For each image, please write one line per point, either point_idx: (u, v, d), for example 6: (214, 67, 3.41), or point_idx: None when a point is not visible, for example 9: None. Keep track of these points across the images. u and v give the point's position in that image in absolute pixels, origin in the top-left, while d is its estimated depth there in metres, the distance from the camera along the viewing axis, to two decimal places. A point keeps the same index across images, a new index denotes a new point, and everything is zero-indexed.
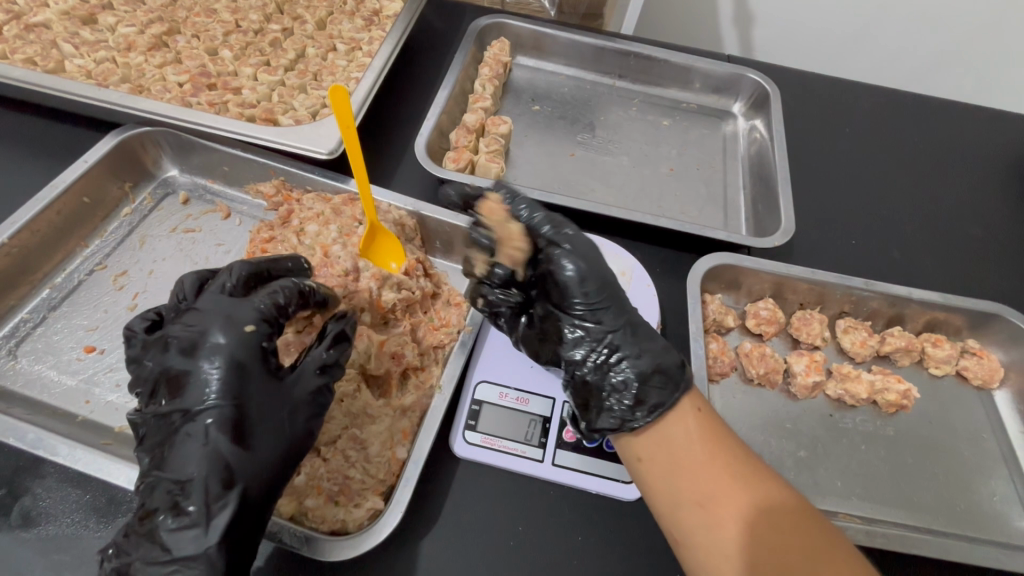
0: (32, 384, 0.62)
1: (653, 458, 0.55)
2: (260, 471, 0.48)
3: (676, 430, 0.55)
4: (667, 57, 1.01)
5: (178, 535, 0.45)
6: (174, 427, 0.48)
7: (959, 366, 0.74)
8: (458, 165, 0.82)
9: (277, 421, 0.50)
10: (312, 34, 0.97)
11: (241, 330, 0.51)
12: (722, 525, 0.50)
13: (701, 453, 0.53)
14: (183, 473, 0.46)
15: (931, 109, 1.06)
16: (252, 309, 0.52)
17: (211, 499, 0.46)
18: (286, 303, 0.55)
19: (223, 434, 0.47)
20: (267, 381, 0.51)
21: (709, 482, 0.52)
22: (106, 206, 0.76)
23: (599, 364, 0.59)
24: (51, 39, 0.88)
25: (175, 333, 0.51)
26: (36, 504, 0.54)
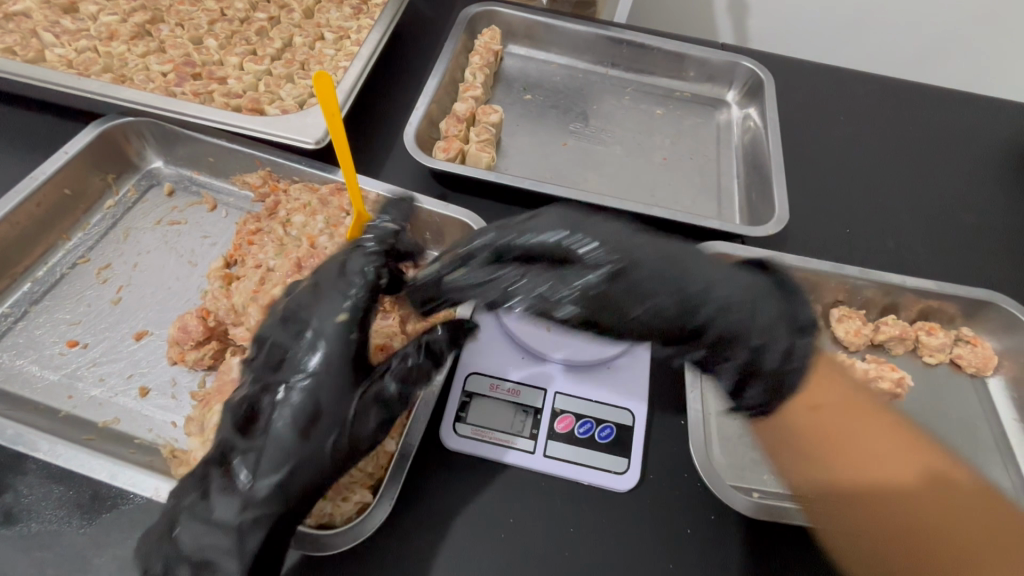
0: (14, 379, 0.61)
1: (809, 421, 0.60)
2: (306, 464, 0.48)
3: (839, 397, 0.61)
4: (660, 45, 0.99)
5: (226, 501, 0.48)
6: (257, 398, 0.52)
7: (953, 354, 0.74)
8: (448, 154, 0.81)
9: (337, 418, 0.50)
10: (299, 22, 0.95)
11: (332, 318, 0.54)
12: (879, 495, 0.56)
13: (866, 426, 0.59)
14: (254, 442, 0.50)
15: (926, 96, 1.05)
16: (351, 299, 0.56)
17: (261, 476, 0.48)
18: (378, 280, 0.58)
19: (294, 421, 0.50)
20: (339, 373, 0.52)
21: (874, 453, 0.57)
22: (89, 197, 0.75)
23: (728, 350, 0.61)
24: (31, 29, 0.86)
25: (296, 312, 0.56)
26: (18, 501, 0.53)
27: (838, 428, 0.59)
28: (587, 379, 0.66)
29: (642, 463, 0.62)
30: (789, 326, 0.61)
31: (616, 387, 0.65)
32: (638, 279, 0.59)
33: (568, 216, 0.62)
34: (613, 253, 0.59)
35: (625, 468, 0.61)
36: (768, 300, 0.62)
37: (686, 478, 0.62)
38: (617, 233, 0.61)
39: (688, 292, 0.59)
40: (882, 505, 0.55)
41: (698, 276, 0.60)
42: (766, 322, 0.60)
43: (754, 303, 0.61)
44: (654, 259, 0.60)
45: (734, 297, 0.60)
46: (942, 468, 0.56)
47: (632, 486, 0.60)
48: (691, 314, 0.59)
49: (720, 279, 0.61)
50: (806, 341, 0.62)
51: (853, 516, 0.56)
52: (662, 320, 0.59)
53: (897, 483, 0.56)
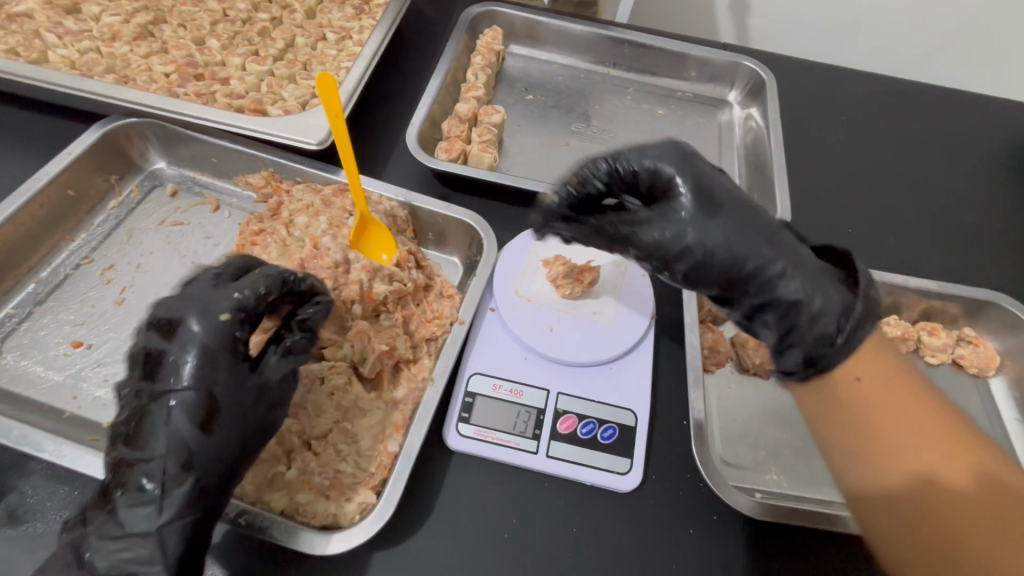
0: (18, 379, 0.61)
1: (869, 393, 0.51)
2: (218, 456, 0.48)
3: (885, 368, 0.52)
4: (662, 45, 0.99)
5: (128, 513, 0.46)
6: (143, 407, 0.49)
7: (956, 354, 0.74)
8: (450, 155, 0.81)
9: (237, 410, 0.50)
10: (301, 23, 0.95)
11: (213, 319, 0.50)
12: (935, 489, 0.48)
13: (909, 410, 0.51)
14: (144, 452, 0.48)
15: (929, 96, 1.05)
16: (229, 300, 0.51)
17: (166, 482, 0.47)
18: (266, 293, 0.53)
19: (185, 424, 0.48)
20: (229, 371, 0.50)
21: (922, 435, 0.50)
22: (91, 199, 0.75)
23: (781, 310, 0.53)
24: (34, 30, 0.86)
25: (161, 315, 0.52)
26: (23, 501, 0.54)
27: (886, 405, 0.51)
28: (589, 379, 0.66)
29: (645, 463, 0.62)
30: (834, 295, 0.52)
31: (620, 388, 0.65)
32: (715, 224, 0.54)
33: (668, 151, 0.55)
34: (686, 191, 0.54)
35: (628, 469, 0.61)
36: (825, 281, 0.53)
37: (688, 478, 0.62)
38: (718, 185, 0.55)
39: (744, 253, 0.53)
40: (916, 496, 0.48)
41: (766, 236, 0.54)
42: (831, 304, 0.52)
43: (818, 278, 0.53)
44: (729, 207, 0.54)
45: (817, 277, 0.53)
46: (956, 462, 0.49)
47: (636, 486, 0.60)
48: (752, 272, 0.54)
49: (792, 257, 0.53)
50: (865, 309, 0.51)
51: (899, 509, 0.49)
52: (713, 269, 0.54)
53: (946, 477, 0.48)
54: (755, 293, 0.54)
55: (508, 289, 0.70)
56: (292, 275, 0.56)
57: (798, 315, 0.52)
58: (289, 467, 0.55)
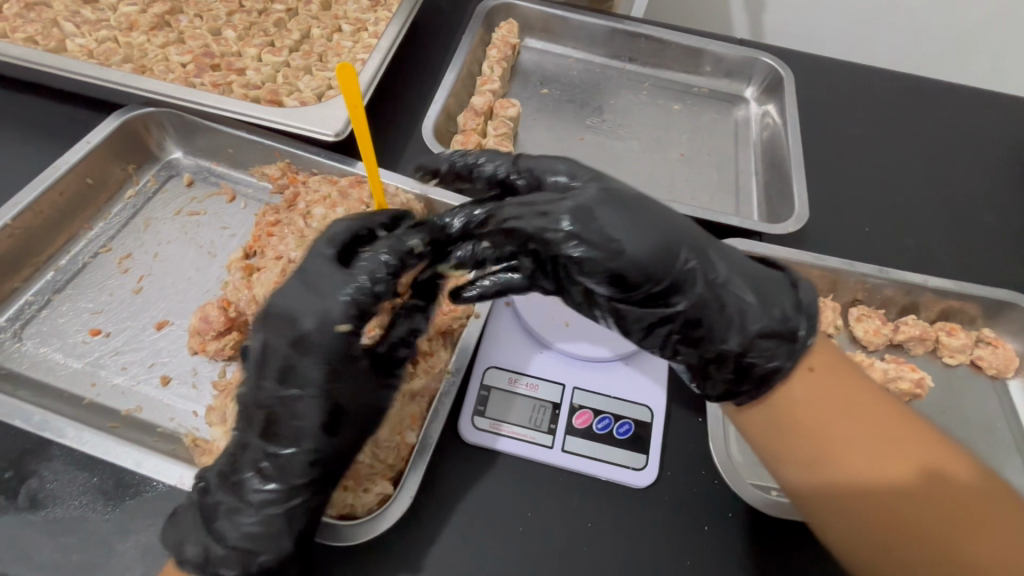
0: (38, 366, 0.62)
1: (807, 394, 0.50)
2: (341, 455, 0.50)
3: (834, 371, 0.51)
4: (678, 40, 0.98)
5: (256, 509, 0.48)
6: (270, 403, 0.49)
7: (974, 355, 0.73)
8: (466, 148, 0.80)
9: (367, 412, 0.51)
10: (316, 14, 0.95)
11: (334, 330, 0.48)
12: (879, 495, 0.47)
13: (843, 412, 0.49)
14: (277, 444, 0.49)
15: (947, 94, 1.04)
16: (342, 306, 0.48)
17: (292, 483, 0.48)
18: (385, 291, 0.50)
19: (319, 431, 0.48)
20: (356, 379, 0.50)
21: (866, 435, 0.48)
22: (109, 188, 0.75)
23: (720, 305, 0.50)
24: (52, 18, 0.86)
25: (280, 313, 0.49)
26: (44, 487, 0.54)
27: (819, 410, 0.50)
28: (604, 375, 0.65)
29: (661, 459, 0.62)
30: (774, 295, 0.51)
31: (636, 383, 0.65)
32: (627, 209, 0.49)
33: (572, 165, 0.54)
34: (608, 189, 0.50)
35: (643, 465, 0.61)
36: (751, 270, 0.52)
37: (703, 475, 0.62)
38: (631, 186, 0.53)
39: (693, 260, 0.49)
40: (855, 503, 0.47)
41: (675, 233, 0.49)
42: (773, 307, 0.51)
43: (745, 274, 0.51)
44: (653, 203, 0.51)
45: (756, 280, 0.51)
46: (895, 458, 0.47)
47: (651, 481, 0.60)
48: (694, 281, 0.49)
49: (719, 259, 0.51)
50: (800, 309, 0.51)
51: (854, 518, 0.47)
52: (645, 277, 0.48)
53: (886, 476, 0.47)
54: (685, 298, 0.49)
55: None
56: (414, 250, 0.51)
57: (741, 322, 0.50)
58: None
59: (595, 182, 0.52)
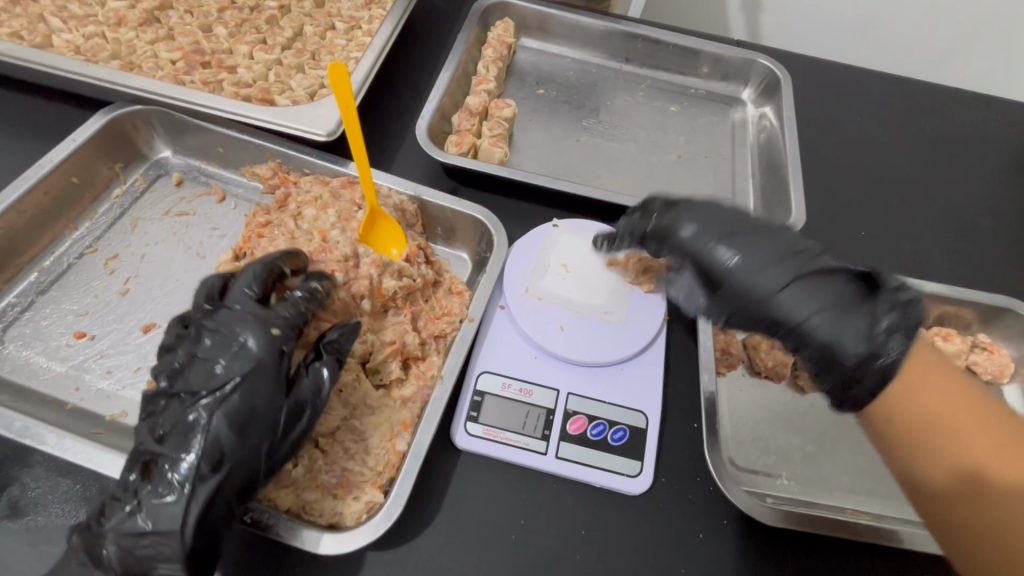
0: (20, 370, 0.60)
1: (914, 403, 0.48)
2: (246, 463, 0.47)
3: (934, 376, 0.48)
4: (675, 41, 0.98)
5: (159, 511, 0.45)
6: (183, 408, 0.48)
7: (970, 361, 0.72)
8: (460, 149, 0.79)
9: (274, 421, 0.49)
10: (309, 11, 0.94)
11: (268, 334, 0.51)
12: (994, 506, 0.44)
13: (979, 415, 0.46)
14: (179, 451, 0.46)
15: (944, 98, 1.03)
16: (281, 316, 0.53)
17: (197, 484, 0.45)
18: (304, 314, 0.55)
19: (226, 428, 0.47)
20: (273, 379, 0.50)
21: (987, 440, 0.45)
22: (96, 187, 0.74)
23: (807, 338, 0.52)
24: (38, 14, 0.84)
25: (208, 325, 0.52)
26: (25, 494, 0.53)
27: (953, 413, 0.46)
28: (599, 380, 0.65)
29: (655, 466, 0.61)
30: (867, 330, 0.49)
31: (631, 389, 0.65)
32: (732, 250, 0.56)
33: (696, 211, 0.59)
34: (710, 242, 0.57)
35: (638, 471, 0.60)
36: (843, 303, 0.51)
37: (699, 482, 0.61)
38: (747, 228, 0.57)
39: (781, 301, 0.52)
40: (980, 509, 0.45)
41: (778, 272, 0.53)
42: (853, 341, 0.50)
43: (844, 308, 0.51)
44: (762, 245, 0.55)
45: (847, 314, 0.50)
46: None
47: (647, 488, 0.59)
48: (786, 320, 0.52)
49: (807, 294, 0.52)
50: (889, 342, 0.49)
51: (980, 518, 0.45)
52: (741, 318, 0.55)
53: (991, 481, 0.45)
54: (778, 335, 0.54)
55: (519, 286, 0.69)
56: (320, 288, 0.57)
57: (825, 360, 0.51)
58: (295, 464, 0.54)
59: (712, 225, 0.57)
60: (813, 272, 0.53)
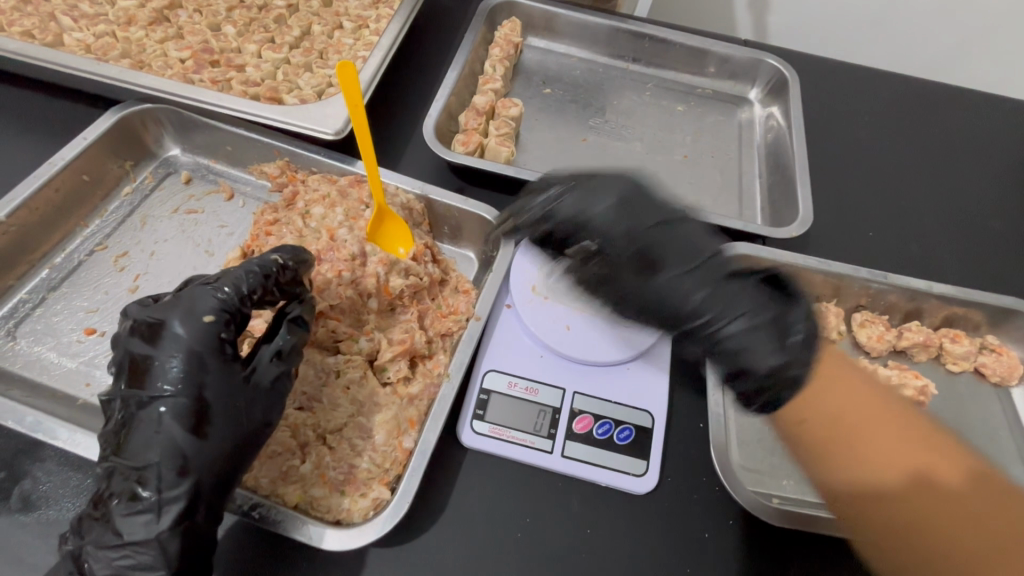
0: (31, 365, 0.61)
1: (805, 412, 0.53)
2: (214, 460, 0.48)
3: (830, 386, 0.54)
4: (682, 40, 0.98)
5: (127, 521, 0.46)
6: (133, 414, 0.48)
7: (978, 363, 0.73)
8: (467, 148, 0.79)
9: (232, 411, 0.49)
10: (317, 10, 0.94)
11: (200, 322, 0.50)
12: (896, 500, 0.48)
13: (873, 412, 0.51)
14: (138, 459, 0.47)
15: (952, 98, 1.03)
16: (213, 300, 0.51)
17: (163, 488, 0.46)
18: (249, 292, 0.53)
19: (184, 428, 0.47)
20: (222, 372, 0.50)
21: (891, 439, 0.49)
22: (107, 184, 0.74)
23: (723, 343, 0.57)
24: (49, 13, 0.85)
25: (141, 318, 0.51)
26: (37, 488, 0.53)
27: (850, 414, 0.51)
28: (605, 380, 0.65)
29: (661, 466, 0.61)
30: (777, 341, 0.56)
31: (637, 388, 0.65)
32: (660, 253, 0.61)
33: (629, 208, 0.63)
34: (634, 244, 0.61)
35: (644, 471, 0.60)
36: (761, 312, 0.57)
37: (705, 482, 0.61)
38: (673, 235, 0.62)
39: (700, 304, 0.58)
40: (889, 505, 0.48)
41: (704, 282, 0.59)
42: (764, 348, 0.55)
43: (758, 316, 0.57)
44: (684, 252, 0.61)
45: (762, 318, 0.57)
46: (934, 465, 0.47)
47: (652, 488, 0.59)
48: (706, 324, 0.58)
49: (730, 303, 0.57)
50: (796, 349, 0.55)
51: (896, 512, 0.47)
52: (661, 317, 0.60)
53: (898, 481, 0.48)
54: (694, 338, 0.59)
55: (525, 285, 0.69)
56: (276, 261, 0.55)
57: (735, 355, 0.57)
58: (304, 460, 0.55)
59: (651, 229, 0.62)
60: (725, 278, 0.59)
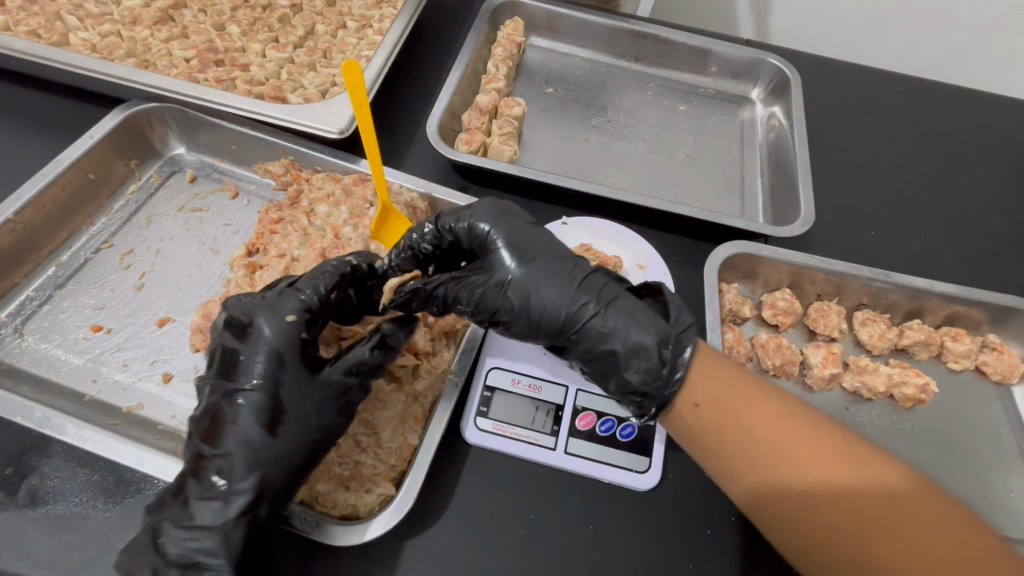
0: (39, 362, 0.62)
1: (720, 406, 0.53)
2: (282, 460, 0.49)
3: (713, 380, 0.54)
4: (683, 40, 0.98)
5: (203, 505, 0.47)
6: (218, 403, 0.51)
7: (979, 361, 0.73)
8: (470, 147, 0.80)
9: (302, 413, 0.50)
10: (321, 10, 0.94)
11: (282, 321, 0.52)
12: (819, 499, 0.48)
13: (768, 410, 0.52)
14: (219, 447, 0.49)
15: (954, 98, 1.03)
16: (294, 301, 0.54)
17: (235, 479, 0.48)
18: (327, 292, 0.55)
19: (263, 425, 0.49)
20: (295, 372, 0.51)
21: (767, 433, 0.51)
22: (112, 182, 0.75)
23: (611, 330, 0.54)
24: (55, 12, 0.86)
25: (234, 312, 0.54)
26: (44, 484, 0.54)
27: (750, 413, 0.52)
28: None
29: (664, 462, 0.62)
30: (652, 322, 0.54)
31: None
32: (534, 255, 0.57)
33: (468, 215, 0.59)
34: (499, 251, 0.57)
35: (646, 467, 0.60)
36: (634, 302, 0.55)
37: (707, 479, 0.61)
38: (535, 233, 0.59)
39: (545, 299, 0.55)
40: (789, 506, 0.49)
41: (570, 274, 0.56)
42: (642, 329, 0.53)
43: (633, 306, 0.55)
44: (544, 255, 0.57)
45: (632, 304, 0.55)
46: (839, 464, 0.49)
47: (655, 484, 0.60)
48: (594, 319, 0.54)
49: (612, 294, 0.55)
50: (675, 323, 0.54)
51: (835, 513, 0.47)
52: (545, 330, 0.56)
53: (756, 482, 0.51)
54: (578, 337, 0.55)
55: None
56: (352, 263, 0.58)
57: (632, 354, 0.53)
58: None
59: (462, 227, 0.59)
60: (590, 273, 0.57)
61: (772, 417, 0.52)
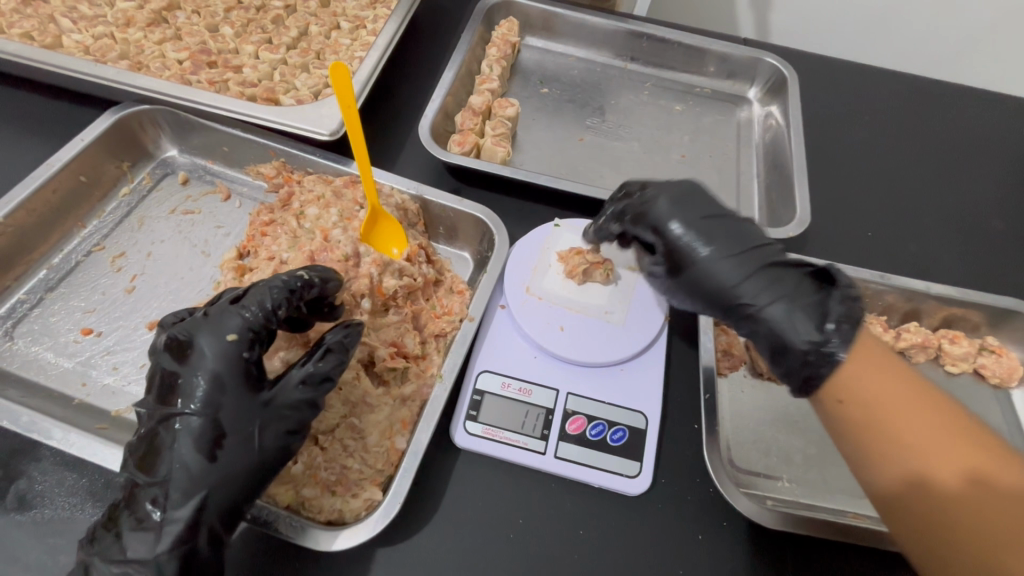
0: (28, 365, 0.62)
1: (869, 398, 0.48)
2: (219, 488, 0.48)
3: (872, 372, 0.48)
4: (680, 40, 0.97)
5: (134, 538, 0.46)
6: (154, 429, 0.50)
7: (977, 364, 0.72)
8: (463, 148, 0.79)
9: (244, 436, 0.49)
10: (315, 10, 0.94)
11: (223, 340, 0.51)
12: (955, 506, 0.44)
13: (924, 407, 0.47)
14: (154, 476, 0.48)
15: (954, 96, 1.02)
16: (238, 319, 0.52)
17: (171, 510, 0.47)
18: (273, 308, 0.53)
19: (201, 451, 0.48)
20: (238, 394, 0.50)
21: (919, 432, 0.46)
22: (104, 185, 0.75)
23: (763, 321, 0.53)
24: (49, 14, 0.86)
25: (177, 331, 0.52)
26: (32, 488, 0.54)
27: (903, 408, 0.47)
28: (600, 381, 0.65)
29: (655, 467, 0.61)
30: (814, 320, 0.51)
31: (631, 390, 0.64)
32: (713, 239, 0.56)
33: (680, 202, 0.59)
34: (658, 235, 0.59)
35: (637, 472, 0.60)
36: (803, 297, 0.52)
37: (698, 483, 0.61)
38: (714, 215, 0.58)
39: (706, 281, 0.56)
40: (929, 507, 0.45)
41: (741, 259, 0.55)
42: (802, 326, 0.51)
43: (799, 300, 0.52)
44: (728, 238, 0.56)
45: (796, 299, 0.52)
46: (990, 468, 0.45)
47: (645, 489, 0.59)
48: (745, 305, 0.54)
49: (771, 285, 0.53)
50: (837, 330, 0.50)
51: (978, 524, 0.43)
52: (709, 307, 0.57)
53: (891, 478, 0.47)
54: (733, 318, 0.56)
55: (520, 286, 0.69)
56: (302, 277, 0.55)
57: (783, 350, 0.52)
58: (295, 461, 0.55)
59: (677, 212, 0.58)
60: (769, 264, 0.55)
61: (928, 417, 0.46)
